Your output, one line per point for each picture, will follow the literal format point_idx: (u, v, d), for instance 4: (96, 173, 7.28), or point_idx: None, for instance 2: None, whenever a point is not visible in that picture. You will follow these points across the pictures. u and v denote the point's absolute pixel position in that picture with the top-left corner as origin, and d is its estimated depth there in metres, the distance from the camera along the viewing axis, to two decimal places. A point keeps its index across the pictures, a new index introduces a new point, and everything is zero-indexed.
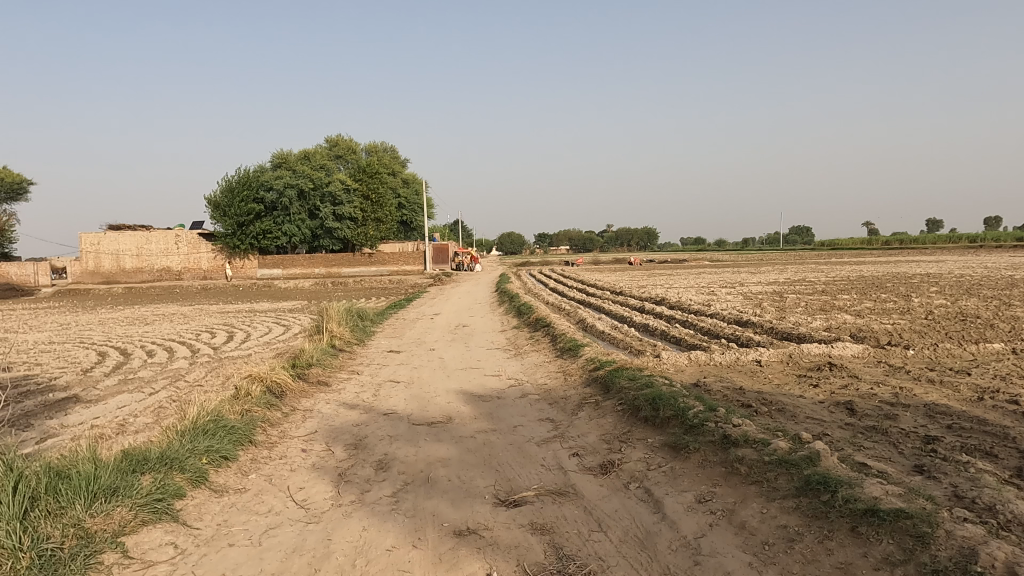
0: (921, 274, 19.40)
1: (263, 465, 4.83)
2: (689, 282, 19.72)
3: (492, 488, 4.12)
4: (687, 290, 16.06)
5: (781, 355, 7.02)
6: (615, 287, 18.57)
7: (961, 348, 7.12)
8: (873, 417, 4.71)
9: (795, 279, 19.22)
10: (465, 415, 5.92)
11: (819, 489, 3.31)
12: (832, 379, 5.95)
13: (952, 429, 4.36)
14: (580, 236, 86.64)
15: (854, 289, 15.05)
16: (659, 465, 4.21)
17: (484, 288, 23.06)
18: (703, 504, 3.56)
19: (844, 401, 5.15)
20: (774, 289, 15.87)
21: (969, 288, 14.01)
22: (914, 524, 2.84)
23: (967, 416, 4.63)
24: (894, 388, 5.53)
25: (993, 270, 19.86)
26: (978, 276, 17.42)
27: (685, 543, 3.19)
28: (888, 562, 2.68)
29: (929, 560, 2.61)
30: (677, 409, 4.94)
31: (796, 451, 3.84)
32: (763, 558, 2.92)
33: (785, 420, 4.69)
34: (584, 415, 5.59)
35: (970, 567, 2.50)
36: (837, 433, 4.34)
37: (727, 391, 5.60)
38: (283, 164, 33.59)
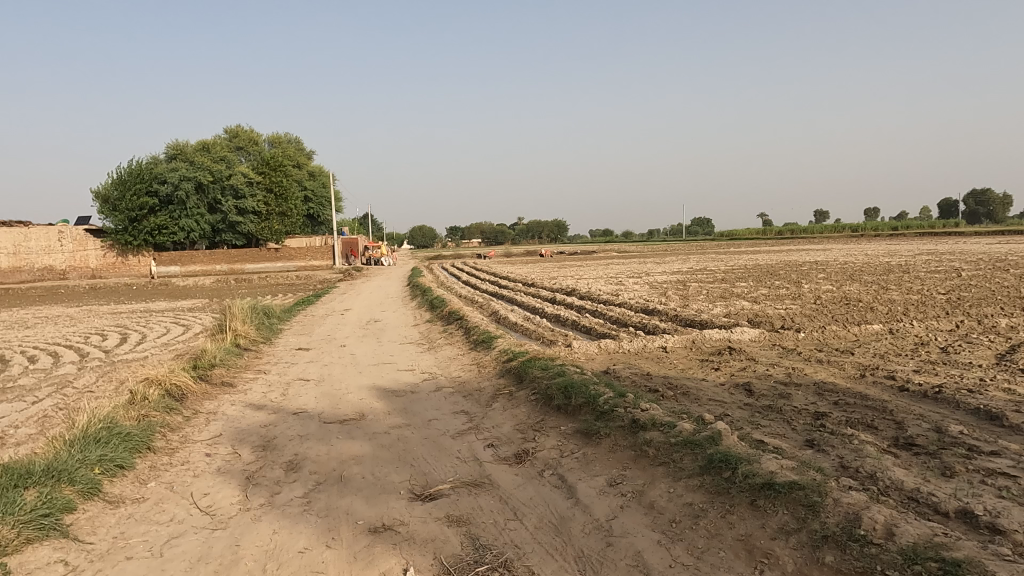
0: (809, 262, 20.67)
1: (164, 472, 4.59)
2: (599, 273, 20.23)
3: (408, 483, 4.09)
4: (596, 281, 16.43)
5: (685, 340, 7.33)
6: (527, 278, 18.78)
7: (846, 330, 7.64)
8: (769, 397, 4.99)
9: (697, 269, 20.03)
10: (378, 411, 5.84)
11: (721, 466, 3.48)
12: (731, 362, 6.28)
13: (839, 405, 4.70)
14: (492, 229, 87.00)
15: (750, 276, 15.89)
16: (572, 452, 4.30)
17: (395, 282, 22.71)
18: (615, 487, 3.68)
19: (743, 383, 5.44)
20: (678, 278, 16.51)
21: (852, 274, 15.07)
22: (805, 494, 3.04)
23: (851, 393, 5.00)
24: (787, 369, 5.90)
25: (873, 257, 21.46)
26: (859, 263, 18.77)
27: (598, 526, 3.28)
28: (783, 532, 2.85)
29: (819, 527, 2.80)
30: (588, 397, 5.07)
31: (699, 431, 4.03)
32: (671, 536, 3.05)
33: (690, 402, 4.91)
34: (499, 405, 5.64)
35: (854, 531, 2.71)
36: (737, 413, 4.59)
37: (635, 378, 5.78)
38: (179, 155, 31.88)
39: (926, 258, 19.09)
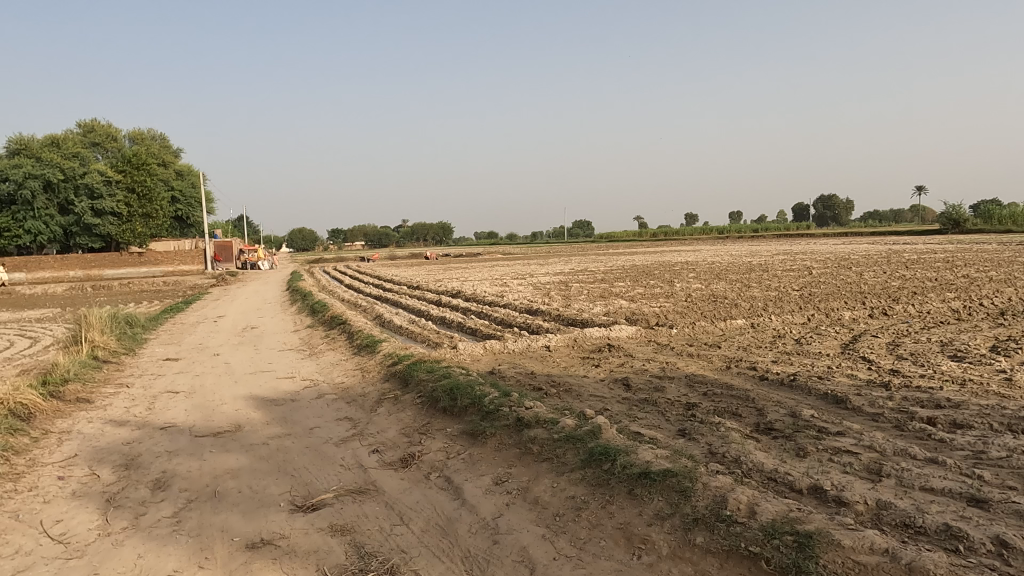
0: (681, 262, 21.91)
1: (8, 501, 4.14)
2: (484, 275, 20.40)
3: (288, 494, 3.93)
4: (481, 283, 16.54)
5: (567, 339, 7.54)
6: (412, 281, 18.60)
7: (713, 325, 8.17)
8: (645, 391, 5.24)
9: (578, 269, 20.66)
10: (256, 422, 5.57)
11: (601, 459, 3.61)
12: (610, 358, 6.53)
13: (707, 395, 5.01)
14: (375, 232, 85.39)
15: (628, 276, 16.62)
16: (458, 453, 4.31)
17: (273, 287, 21.79)
18: (500, 485, 3.72)
19: (621, 378, 5.68)
20: (560, 279, 16.95)
21: (718, 273, 16.13)
22: (678, 481, 3.22)
23: (718, 383, 5.35)
24: (661, 363, 6.22)
25: (737, 257, 23.08)
26: (725, 262, 20.13)
27: (484, 525, 3.31)
28: (659, 517, 3.01)
29: (690, 511, 2.97)
30: (473, 397, 5.10)
31: (580, 426, 4.16)
32: (555, 529, 3.13)
33: (572, 399, 5.06)
34: (384, 410, 5.55)
35: (721, 512, 2.91)
36: (616, 407, 4.78)
37: (520, 377, 5.88)
38: (23, 151, 28.94)
39: (781, 258, 20.77)
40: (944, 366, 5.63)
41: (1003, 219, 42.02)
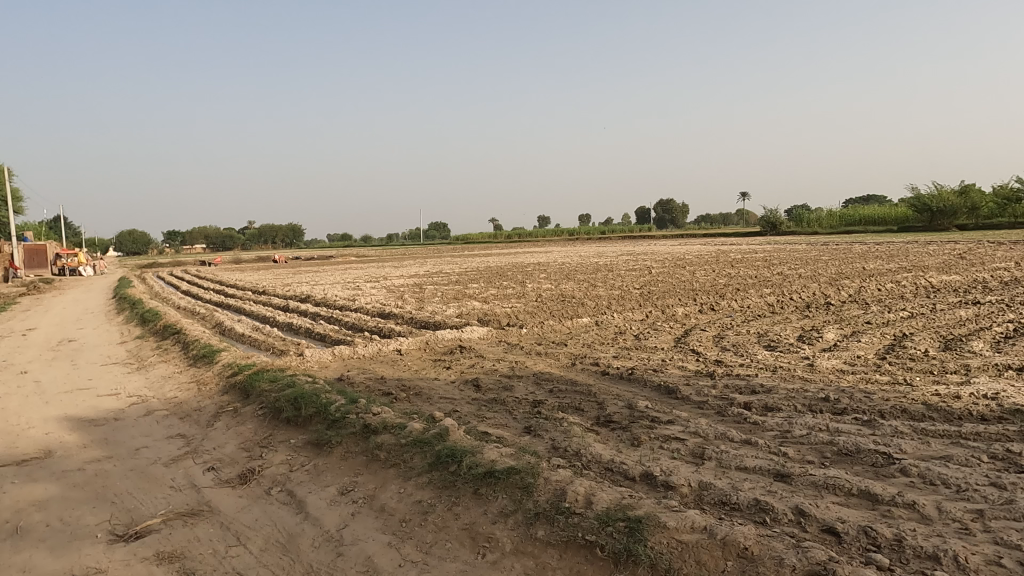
0: (533, 263, 22.55)
1: None
2: (336, 278, 19.79)
3: (107, 524, 3.57)
4: (332, 287, 16.03)
5: (419, 342, 7.49)
6: (257, 286, 17.64)
7: (561, 324, 8.47)
8: (494, 390, 5.33)
9: (433, 271, 20.62)
10: (71, 445, 5.01)
11: (447, 461, 3.62)
12: (461, 360, 6.57)
13: (553, 392, 5.19)
14: (218, 234, 80.09)
15: (481, 278, 16.84)
16: (301, 465, 4.14)
17: (96, 295, 19.74)
18: (346, 495, 3.62)
19: (471, 379, 5.73)
20: (415, 281, 16.84)
21: (567, 273, 16.79)
22: (521, 477, 3.31)
23: (563, 380, 5.56)
24: (511, 362, 6.35)
25: (585, 257, 24.13)
26: (574, 263, 20.98)
27: (328, 538, 3.20)
28: (503, 515, 3.07)
29: (532, 505, 3.07)
30: (319, 406, 4.92)
31: (428, 430, 4.14)
32: (400, 535, 3.09)
33: (422, 402, 5.03)
34: (221, 424, 5.21)
35: (561, 505, 3.02)
36: (465, 408, 4.82)
37: (369, 382, 5.75)
38: None
39: (624, 258, 22.01)
40: (760, 355, 6.24)
41: (811, 222, 47.30)
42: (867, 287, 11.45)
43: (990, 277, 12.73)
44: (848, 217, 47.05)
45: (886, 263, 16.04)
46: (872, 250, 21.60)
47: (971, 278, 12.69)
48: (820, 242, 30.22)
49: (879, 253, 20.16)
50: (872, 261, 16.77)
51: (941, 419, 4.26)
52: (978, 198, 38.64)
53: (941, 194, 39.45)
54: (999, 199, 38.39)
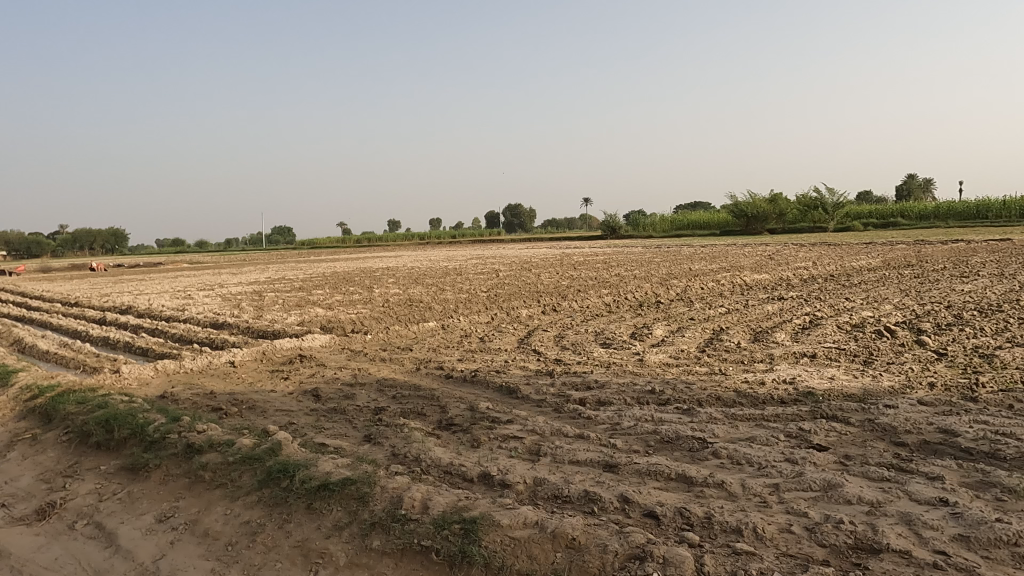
0: (381, 267, 22.19)
1: None
2: (163, 287, 18.23)
3: None
4: (158, 296, 14.76)
5: (255, 352, 7.08)
6: (67, 296, 15.81)
7: (407, 329, 8.39)
8: (334, 400, 5.16)
9: (274, 278, 19.64)
10: None
11: (279, 477, 3.44)
12: (301, 369, 6.29)
13: (395, 398, 5.12)
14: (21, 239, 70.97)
15: (326, 283, 16.29)
16: (113, 493, 3.75)
17: None
18: (164, 522, 3.32)
19: (310, 389, 5.50)
20: (253, 288, 15.93)
21: (416, 278, 16.69)
22: (357, 488, 3.23)
23: (407, 385, 5.50)
24: (353, 370, 6.18)
25: (434, 261, 24.15)
26: (422, 267, 20.91)
27: (141, 571, 2.92)
28: (337, 528, 2.97)
29: (368, 516, 3.00)
30: (135, 427, 4.48)
31: (259, 445, 3.92)
32: (226, 560, 2.89)
33: (255, 416, 4.75)
34: (16, 455, 4.59)
35: (397, 513, 2.99)
36: (302, 419, 4.62)
37: (196, 398, 5.34)
38: None
39: (472, 263, 22.27)
40: (596, 352, 6.57)
41: (647, 226, 50.57)
42: (692, 286, 12.46)
43: (792, 276, 14.34)
44: (679, 222, 50.93)
45: (709, 263, 17.56)
46: (697, 252, 23.53)
47: (777, 277, 14.23)
48: (653, 244, 32.43)
49: (702, 254, 22.01)
50: (697, 263, 18.28)
51: (748, 403, 4.72)
52: (784, 204, 43.43)
53: (755, 201, 43.87)
54: (801, 206, 43.39)
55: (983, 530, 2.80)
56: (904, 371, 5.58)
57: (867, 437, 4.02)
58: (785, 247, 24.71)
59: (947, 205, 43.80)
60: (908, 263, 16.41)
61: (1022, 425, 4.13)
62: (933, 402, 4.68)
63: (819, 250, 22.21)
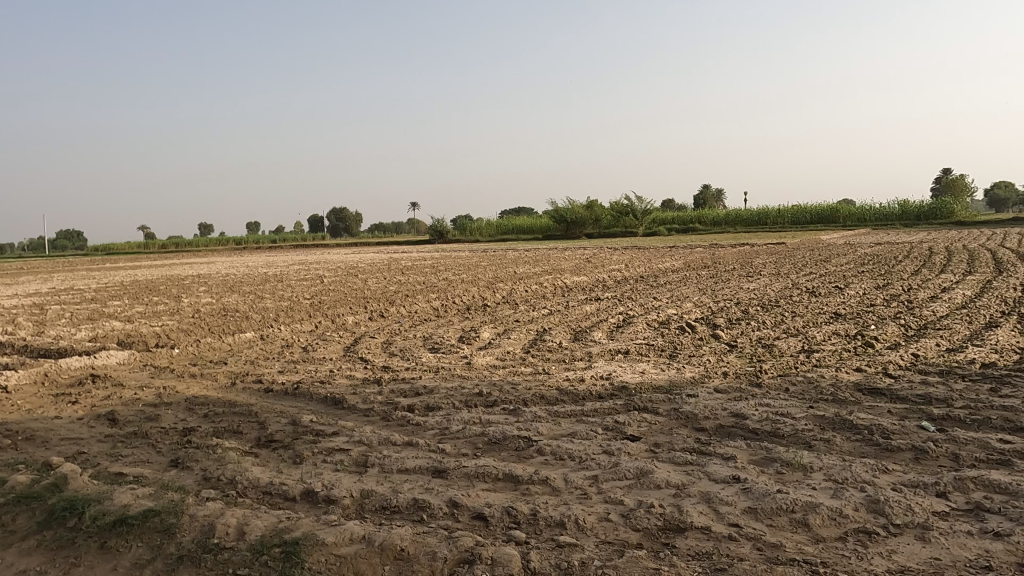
0: (190, 275, 20.42)
1: None
2: None
3: None
4: None
5: (34, 374, 6.17)
6: None
7: (221, 341, 7.79)
8: (134, 423, 4.65)
9: (59, 288, 17.31)
10: None
11: (65, 515, 3.02)
12: (93, 391, 5.59)
13: (207, 417, 4.72)
14: None
15: (125, 294, 14.68)
16: None
17: None
18: None
19: (104, 413, 4.91)
20: (32, 301, 13.92)
21: (231, 285, 15.58)
22: (161, 520, 2.94)
23: (220, 402, 5.10)
24: (157, 388, 5.61)
25: (252, 267, 22.71)
26: (238, 274, 19.57)
27: None
28: (138, 566, 2.68)
29: (175, 550, 2.75)
30: None
31: (39, 481, 3.42)
32: None
33: (34, 448, 4.14)
34: None
35: (209, 543, 2.77)
36: (95, 448, 4.10)
37: None
38: None
39: (294, 269, 21.23)
40: (425, 357, 6.56)
41: (474, 229, 51.46)
42: (517, 289, 12.88)
43: (608, 277, 15.35)
44: (504, 227, 52.46)
45: (532, 267, 18.25)
46: (521, 256, 24.38)
47: (594, 278, 15.14)
48: (481, 248, 33.14)
49: (526, 258, 22.85)
50: (522, 266, 18.93)
51: (570, 400, 4.96)
52: (600, 211, 46.39)
53: (573, 207, 46.34)
54: (614, 212, 46.61)
55: (768, 502, 3.17)
56: (703, 363, 6.19)
57: (673, 425, 4.39)
58: (600, 250, 26.43)
59: (735, 213, 49.39)
60: (704, 265, 18.26)
61: (795, 405, 4.74)
62: (726, 389, 5.23)
63: (631, 253, 23.97)
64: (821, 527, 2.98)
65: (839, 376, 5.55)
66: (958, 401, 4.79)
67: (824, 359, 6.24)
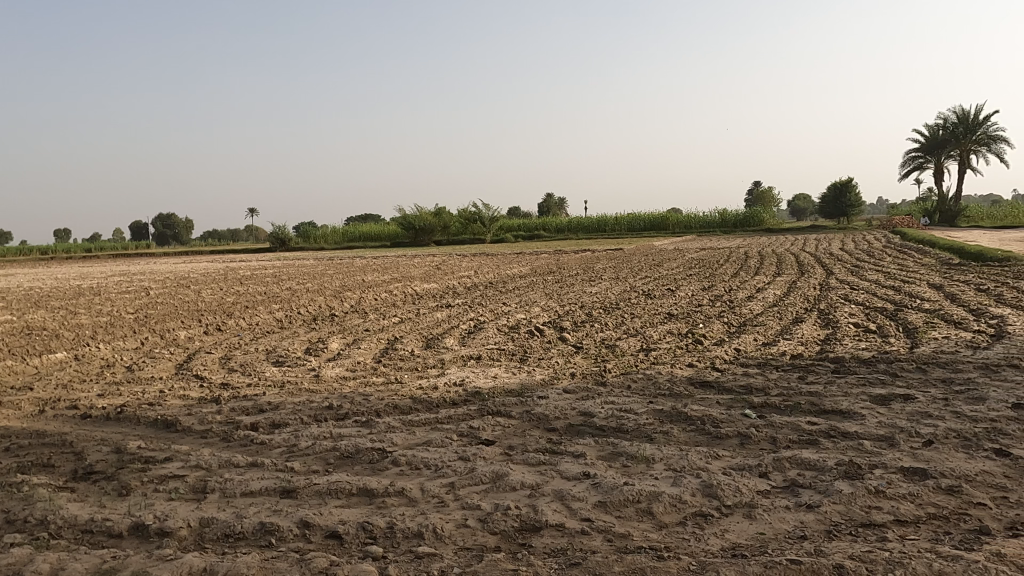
0: None
1: None
2: None
3: None
4: None
5: None
6: None
7: (25, 364, 6.86)
8: None
9: None
10: None
11: None
12: None
13: (10, 451, 4.14)
14: None
15: None
16: None
17: None
18: None
19: None
20: None
21: (35, 300, 13.78)
22: None
23: (24, 433, 4.48)
24: None
25: (61, 280, 20.23)
26: (44, 288, 17.35)
27: None
28: None
29: None
30: None
31: None
32: None
33: None
34: None
35: None
36: None
37: None
38: None
39: (114, 280, 19.22)
40: (268, 372, 6.20)
41: (318, 237, 49.53)
42: (365, 297, 12.58)
43: (457, 284, 15.45)
44: (350, 234, 51.10)
45: (381, 275, 17.92)
46: (369, 264, 23.89)
47: (444, 285, 15.18)
48: (327, 256, 32.03)
49: (374, 265, 22.39)
50: (370, 274, 18.51)
51: (423, 409, 4.92)
52: (448, 218, 46.61)
53: (421, 215, 46.13)
54: (462, 220, 47.06)
55: (615, 494, 3.34)
56: (552, 365, 6.40)
57: (526, 427, 4.50)
58: (449, 257, 26.57)
59: (576, 220, 51.76)
60: (549, 271, 18.92)
61: (637, 401, 5.05)
62: (574, 389, 5.45)
63: (479, 260, 24.30)
64: (663, 513, 3.19)
65: (674, 372, 5.99)
66: (772, 389, 5.36)
67: (660, 356, 6.71)
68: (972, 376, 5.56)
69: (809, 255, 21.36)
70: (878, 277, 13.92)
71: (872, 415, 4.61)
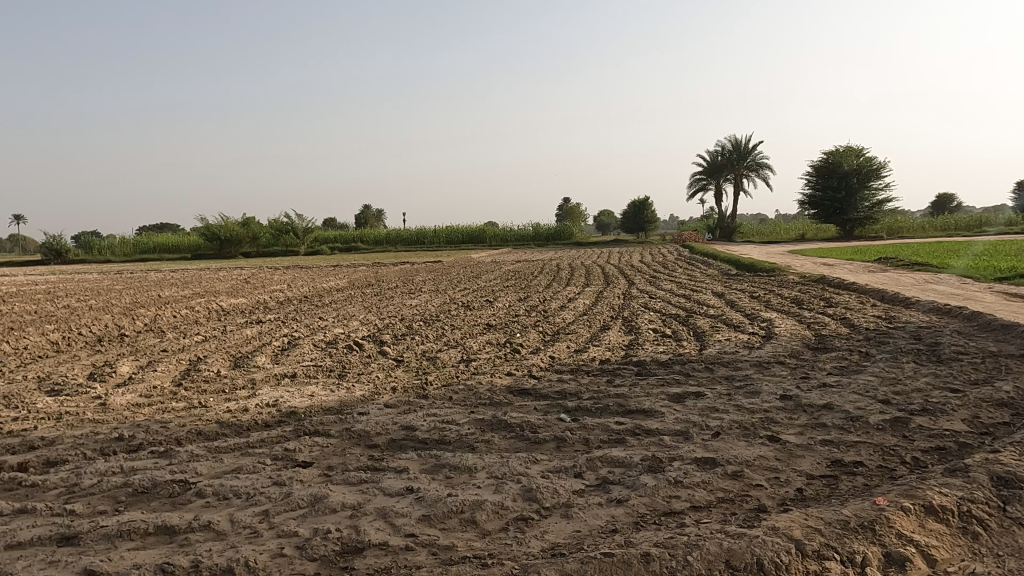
0: None
1: None
2: None
3: None
4: None
5: None
6: None
7: None
8: None
9: None
10: None
11: None
12: None
13: None
14: None
15: None
16: None
17: None
18: None
19: None
20: None
21: None
22: None
23: None
24: None
25: None
26: None
27: None
28: None
29: None
30: None
31: None
32: None
33: None
34: None
35: None
36: None
37: None
38: None
39: None
40: (40, 403, 5.38)
41: (103, 248, 44.08)
42: (161, 315, 11.43)
43: (268, 298, 14.59)
44: (142, 245, 46.23)
45: (179, 290, 16.40)
46: (164, 277, 21.79)
47: (253, 300, 14.25)
48: (115, 270, 28.69)
49: (170, 280, 20.41)
50: (166, 289, 16.87)
51: (232, 434, 4.56)
52: (256, 228, 43.85)
53: (226, 225, 42.94)
54: (273, 230, 44.65)
55: (440, 506, 3.34)
56: (372, 380, 6.26)
57: (346, 445, 4.35)
58: (259, 271, 25.09)
59: (395, 233, 51.28)
60: (367, 283, 18.55)
61: (458, 412, 5.10)
62: (395, 404, 5.37)
63: (292, 273, 23.16)
64: (486, 521, 3.25)
65: (494, 381, 6.14)
66: (584, 393, 5.69)
67: (480, 366, 6.84)
68: (749, 373, 6.34)
69: (613, 266, 23.12)
70: (671, 286, 15.42)
71: (670, 412, 5.06)
